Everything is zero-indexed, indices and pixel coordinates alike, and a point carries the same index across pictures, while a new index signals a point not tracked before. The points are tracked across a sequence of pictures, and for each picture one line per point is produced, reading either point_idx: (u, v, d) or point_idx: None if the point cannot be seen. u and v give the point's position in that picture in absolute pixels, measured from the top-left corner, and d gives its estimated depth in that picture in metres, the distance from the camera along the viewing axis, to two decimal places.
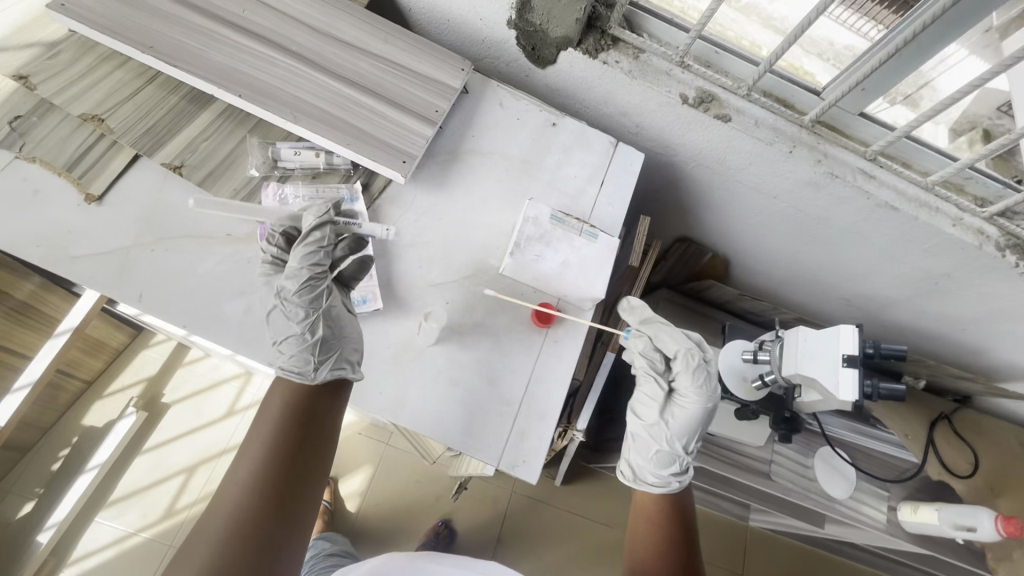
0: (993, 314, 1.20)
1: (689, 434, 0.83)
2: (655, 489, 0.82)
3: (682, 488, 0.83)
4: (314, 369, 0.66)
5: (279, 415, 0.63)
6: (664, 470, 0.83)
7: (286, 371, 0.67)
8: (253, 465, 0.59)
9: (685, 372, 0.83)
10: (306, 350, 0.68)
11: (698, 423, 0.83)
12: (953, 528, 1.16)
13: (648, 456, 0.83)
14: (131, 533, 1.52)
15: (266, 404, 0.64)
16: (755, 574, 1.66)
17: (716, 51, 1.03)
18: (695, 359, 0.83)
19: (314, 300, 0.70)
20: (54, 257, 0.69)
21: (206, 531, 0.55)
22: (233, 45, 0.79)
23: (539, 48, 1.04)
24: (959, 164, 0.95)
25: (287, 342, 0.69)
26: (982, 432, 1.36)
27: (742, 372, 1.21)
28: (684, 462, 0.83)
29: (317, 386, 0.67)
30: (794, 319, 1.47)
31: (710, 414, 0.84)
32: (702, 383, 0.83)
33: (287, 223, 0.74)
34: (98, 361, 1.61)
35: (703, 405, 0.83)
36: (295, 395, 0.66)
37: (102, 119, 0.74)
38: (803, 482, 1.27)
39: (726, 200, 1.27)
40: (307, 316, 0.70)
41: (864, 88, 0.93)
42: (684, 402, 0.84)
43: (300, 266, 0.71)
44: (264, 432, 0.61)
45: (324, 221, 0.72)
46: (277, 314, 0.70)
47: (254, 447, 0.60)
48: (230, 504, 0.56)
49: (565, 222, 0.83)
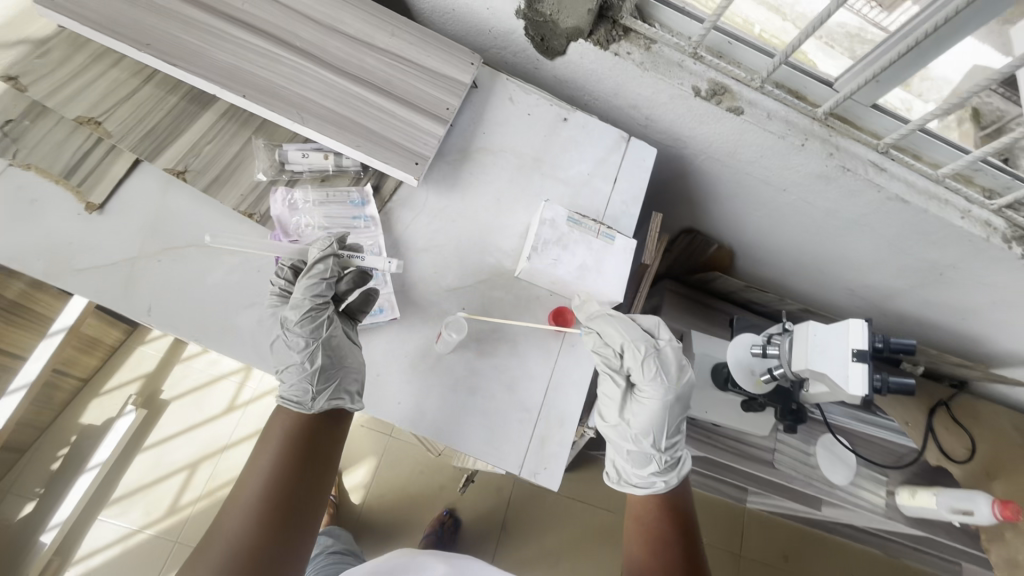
0: (994, 304, 1.18)
1: (660, 430, 0.77)
2: (639, 491, 0.77)
3: (671, 487, 0.78)
4: (310, 399, 0.65)
5: (282, 440, 0.63)
6: (644, 471, 0.78)
7: (287, 400, 0.67)
8: (255, 490, 0.59)
9: (636, 365, 0.77)
10: (306, 379, 0.67)
11: (668, 416, 0.77)
12: (951, 512, 1.18)
13: (624, 458, 0.79)
14: (135, 530, 1.48)
15: (269, 428, 0.65)
16: (753, 554, 1.68)
17: (728, 41, 0.99)
18: (643, 349, 0.76)
19: (315, 330, 0.69)
20: (56, 271, 0.66)
21: (212, 545, 0.56)
22: (234, 42, 0.75)
23: (549, 39, 0.99)
24: (971, 157, 0.92)
25: (288, 370, 0.69)
26: (978, 416, 1.36)
27: (750, 366, 1.19)
28: (662, 459, 0.77)
29: (318, 416, 0.67)
30: (799, 310, 1.46)
31: (678, 405, 0.78)
32: (656, 373, 0.77)
33: (296, 257, 0.73)
34: (94, 358, 1.56)
35: (665, 396, 0.77)
36: (299, 420, 0.66)
37: (98, 122, 0.71)
38: (804, 469, 1.27)
39: (735, 192, 1.25)
40: (308, 345, 0.68)
41: (879, 80, 0.90)
42: (644, 396, 0.78)
43: (304, 296, 0.69)
44: (266, 457, 0.61)
45: (328, 253, 0.71)
46: (280, 344, 0.69)
47: (256, 472, 0.60)
48: (231, 529, 0.56)
49: (582, 224, 0.81)
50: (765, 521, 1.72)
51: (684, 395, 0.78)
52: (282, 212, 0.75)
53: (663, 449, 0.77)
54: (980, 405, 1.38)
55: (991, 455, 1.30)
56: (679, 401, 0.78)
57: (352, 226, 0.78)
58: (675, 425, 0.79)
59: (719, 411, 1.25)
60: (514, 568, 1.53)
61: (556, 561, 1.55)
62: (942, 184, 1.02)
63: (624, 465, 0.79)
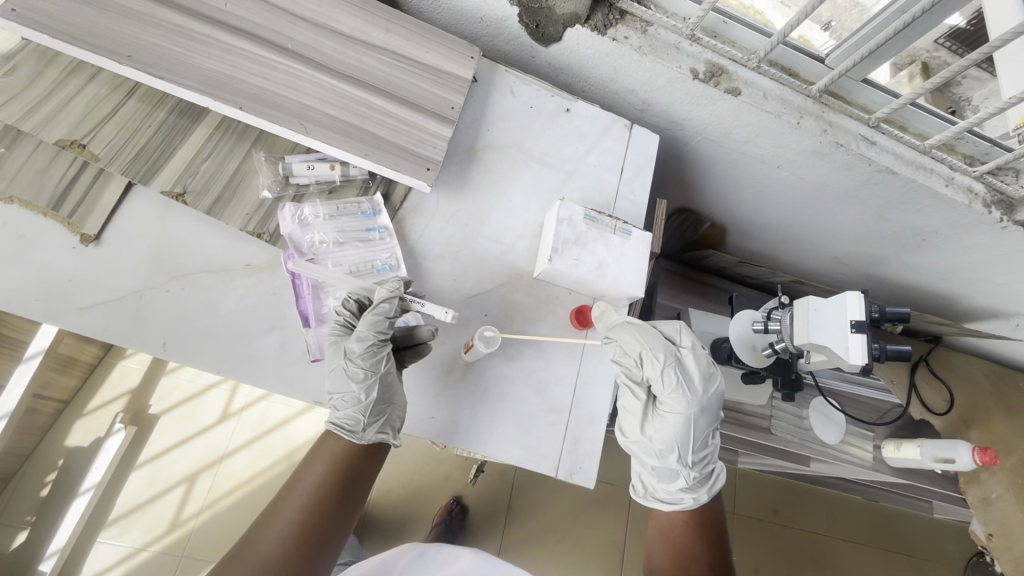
0: (973, 264, 1.13)
1: (685, 444, 0.76)
2: (666, 506, 0.76)
3: (700, 502, 0.77)
4: (362, 428, 0.67)
5: (326, 467, 0.65)
6: (672, 487, 0.77)
7: (339, 425, 0.68)
8: (293, 515, 0.61)
9: (657, 377, 0.76)
10: (359, 409, 0.67)
11: (693, 429, 0.76)
12: (934, 461, 1.13)
13: (650, 474, 0.78)
14: (137, 549, 1.40)
15: (318, 447, 0.67)
16: (746, 509, 1.72)
17: (723, 20, 0.88)
18: (662, 359, 0.75)
19: (375, 364, 0.68)
20: (58, 311, 0.64)
21: (259, 542, 0.59)
22: (221, 47, 0.68)
23: (545, 26, 0.86)
24: (957, 128, 0.85)
25: (340, 396, 0.68)
26: (952, 368, 1.29)
27: (751, 341, 1.02)
28: (689, 475, 0.76)
29: (363, 446, 0.68)
30: (794, 281, 1.30)
31: (703, 418, 0.76)
32: (677, 385, 0.76)
33: (361, 293, 0.73)
34: (72, 378, 1.44)
35: (689, 409, 0.75)
36: (343, 450, 0.67)
37: (82, 145, 0.66)
38: (801, 432, 1.18)
39: (729, 171, 1.13)
40: (368, 378, 0.67)
41: (874, 56, 0.82)
42: (667, 409, 0.77)
43: (369, 331, 0.68)
44: (309, 482, 0.64)
45: (393, 294, 0.69)
46: (337, 371, 0.68)
47: (296, 495, 0.62)
48: (263, 547, 0.59)
49: (598, 221, 0.78)
50: (758, 479, 1.76)
51: (708, 407, 0.77)
52: (293, 229, 0.72)
53: (690, 464, 0.76)
54: (954, 355, 1.32)
55: (967, 405, 1.24)
56: (704, 413, 0.77)
57: (368, 238, 0.75)
58: (702, 438, 0.77)
59: None
60: (522, 546, 1.55)
61: (563, 536, 1.57)
62: (929, 154, 0.95)
63: (650, 481, 0.78)
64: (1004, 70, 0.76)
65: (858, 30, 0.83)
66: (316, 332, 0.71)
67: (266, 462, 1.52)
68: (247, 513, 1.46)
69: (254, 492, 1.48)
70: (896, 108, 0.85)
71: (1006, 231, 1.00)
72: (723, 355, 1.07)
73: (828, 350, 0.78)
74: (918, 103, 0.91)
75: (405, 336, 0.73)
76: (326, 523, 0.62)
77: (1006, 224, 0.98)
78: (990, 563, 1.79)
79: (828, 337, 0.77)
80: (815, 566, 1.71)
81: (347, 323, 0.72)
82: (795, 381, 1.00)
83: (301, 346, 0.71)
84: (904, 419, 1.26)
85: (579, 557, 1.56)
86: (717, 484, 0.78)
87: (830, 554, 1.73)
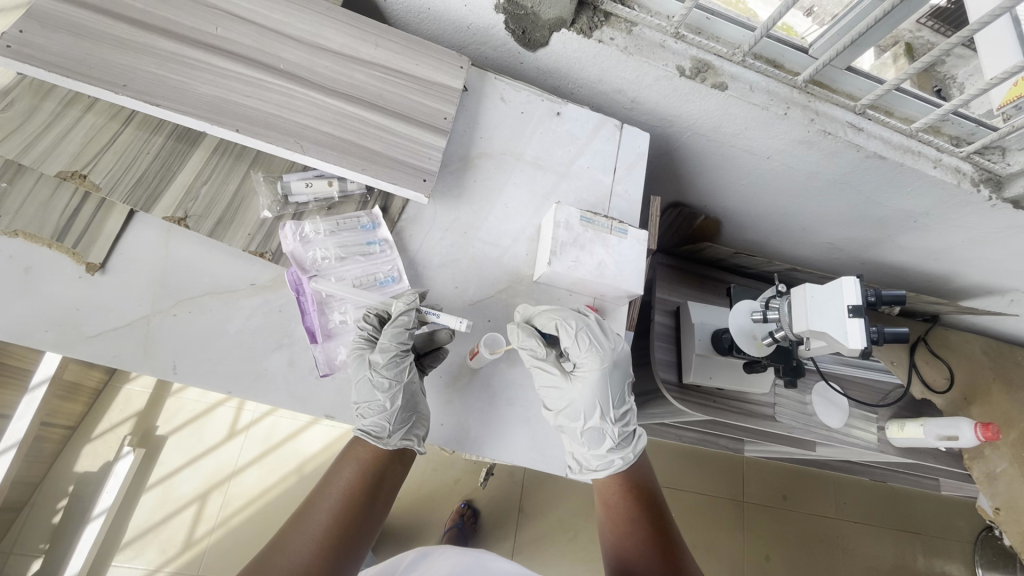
0: (967, 242, 1.14)
1: (605, 400, 0.76)
2: (601, 474, 0.75)
3: (628, 461, 0.77)
4: (387, 435, 0.69)
5: (356, 476, 0.68)
6: (601, 449, 0.76)
7: (365, 433, 0.70)
8: (320, 518, 0.63)
9: (572, 342, 0.74)
10: (384, 417, 0.69)
11: (610, 385, 0.76)
12: (939, 440, 1.12)
13: (579, 442, 0.75)
14: (153, 570, 1.40)
15: (347, 454, 0.70)
16: (756, 497, 1.73)
17: (707, 17, 0.89)
18: (574, 324, 0.74)
19: (398, 374, 0.70)
20: (68, 340, 0.66)
21: (285, 547, 0.61)
22: (217, 72, 0.69)
23: (530, 32, 0.86)
24: (940, 111, 0.86)
25: (367, 405, 0.70)
26: (950, 345, 1.29)
27: (751, 330, 0.97)
28: (612, 432, 0.76)
29: (389, 451, 0.71)
30: (786, 269, 1.27)
31: (617, 372, 0.77)
32: (592, 344, 0.75)
33: (381, 308, 0.75)
34: (78, 403, 1.44)
35: (604, 363, 0.75)
36: (371, 456, 0.70)
37: (84, 175, 0.68)
38: (804, 418, 1.14)
39: (719, 164, 1.14)
40: (392, 388, 0.69)
41: (856, 45, 0.83)
42: (584, 371, 0.76)
43: (391, 342, 0.70)
44: (338, 486, 0.66)
45: (411, 306, 0.71)
46: (364, 383, 0.69)
47: (326, 498, 0.65)
48: (290, 549, 0.61)
49: (595, 223, 0.80)
50: (763, 466, 1.77)
51: (620, 361, 0.77)
52: (294, 246, 0.73)
53: (612, 420, 0.76)
54: (952, 333, 1.31)
55: (967, 381, 1.24)
56: (617, 367, 0.77)
57: (368, 251, 0.77)
58: (619, 394, 0.78)
59: (720, 375, 1.07)
60: (532, 546, 1.56)
61: (574, 534, 1.58)
62: (916, 138, 0.96)
63: (581, 452, 0.76)
64: (984, 53, 0.77)
65: (840, 19, 0.84)
66: (322, 347, 0.73)
67: (274, 478, 1.51)
68: (260, 529, 1.45)
69: (266, 507, 1.48)
70: (882, 93, 0.86)
71: (996, 209, 1.01)
72: (723, 346, 1.04)
73: (828, 337, 0.76)
74: (904, 87, 0.92)
75: (424, 342, 0.76)
76: (351, 533, 0.63)
77: (995, 202, 0.99)
78: (999, 537, 1.81)
79: (827, 323, 0.75)
80: (823, 550, 1.72)
81: (370, 337, 0.74)
82: (796, 368, 0.95)
83: (310, 361, 0.72)
84: (906, 399, 1.26)
85: (590, 555, 1.56)
86: (641, 443, 0.79)
87: (837, 536, 1.75)
